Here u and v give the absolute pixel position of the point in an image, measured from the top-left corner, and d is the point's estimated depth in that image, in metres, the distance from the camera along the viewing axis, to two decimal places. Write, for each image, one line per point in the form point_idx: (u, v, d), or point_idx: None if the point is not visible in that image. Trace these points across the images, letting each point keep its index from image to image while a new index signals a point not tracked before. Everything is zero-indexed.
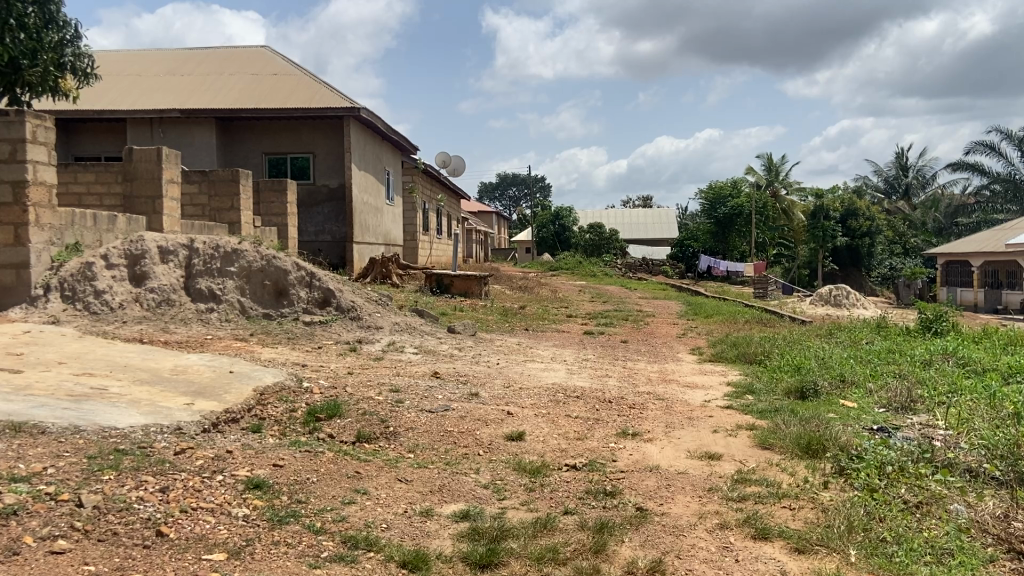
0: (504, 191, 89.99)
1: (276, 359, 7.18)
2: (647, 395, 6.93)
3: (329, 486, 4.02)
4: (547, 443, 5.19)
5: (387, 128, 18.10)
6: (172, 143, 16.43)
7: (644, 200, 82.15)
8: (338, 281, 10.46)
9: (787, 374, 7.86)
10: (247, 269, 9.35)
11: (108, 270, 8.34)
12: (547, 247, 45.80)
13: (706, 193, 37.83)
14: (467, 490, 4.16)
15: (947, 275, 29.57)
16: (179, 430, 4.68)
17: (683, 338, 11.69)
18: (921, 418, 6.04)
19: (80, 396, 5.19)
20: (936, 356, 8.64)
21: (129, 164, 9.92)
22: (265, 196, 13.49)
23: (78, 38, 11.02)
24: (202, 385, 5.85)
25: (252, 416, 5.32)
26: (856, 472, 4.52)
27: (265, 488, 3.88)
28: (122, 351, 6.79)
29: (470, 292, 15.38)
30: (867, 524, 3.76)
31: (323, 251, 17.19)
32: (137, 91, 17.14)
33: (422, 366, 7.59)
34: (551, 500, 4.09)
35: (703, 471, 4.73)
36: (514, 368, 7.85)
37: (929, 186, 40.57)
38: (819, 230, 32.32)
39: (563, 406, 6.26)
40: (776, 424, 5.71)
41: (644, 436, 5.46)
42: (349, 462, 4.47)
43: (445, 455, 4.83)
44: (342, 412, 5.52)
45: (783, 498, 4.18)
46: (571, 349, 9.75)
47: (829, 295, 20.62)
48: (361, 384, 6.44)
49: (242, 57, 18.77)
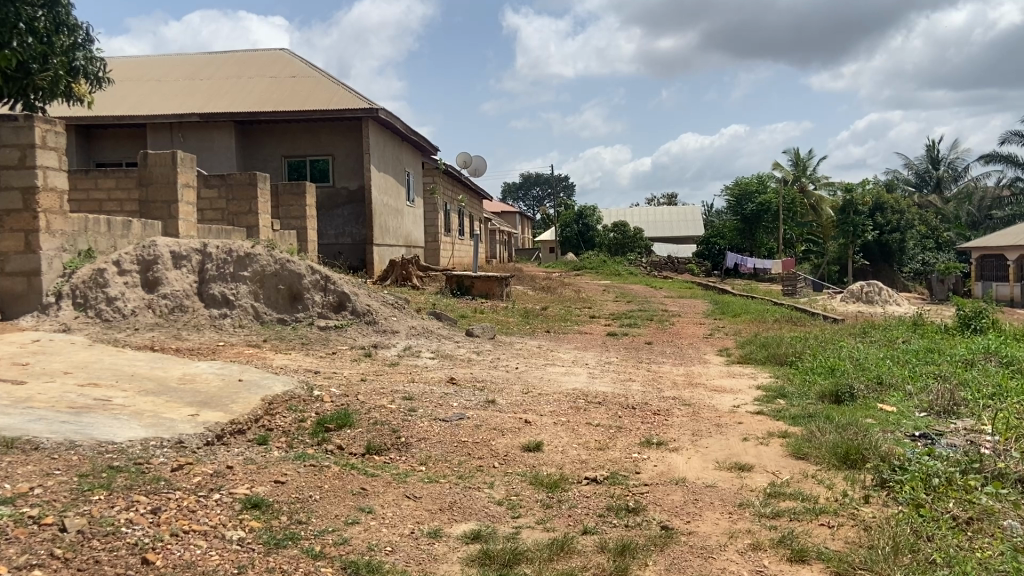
0: (527, 190, 89.69)
1: (289, 366, 6.98)
2: (673, 400, 6.62)
3: (331, 504, 3.78)
4: (566, 453, 4.92)
5: (405, 129, 17.88)
6: (191, 147, 16.37)
7: (668, 197, 81.55)
8: (353, 285, 10.24)
9: (821, 376, 7.50)
10: (260, 273, 9.15)
11: (121, 276, 8.18)
12: (571, 246, 45.48)
13: (732, 188, 37.40)
14: (479, 508, 3.89)
15: (981, 270, 28.51)
16: (180, 443, 4.46)
17: (711, 338, 11.32)
18: (965, 422, 5.72)
19: (81, 407, 5.00)
20: (977, 354, 8.26)
21: (144, 169, 9.77)
22: (284, 199, 13.32)
23: (90, 42, 10.95)
24: (208, 394, 5.64)
25: (259, 428, 5.11)
26: (899, 485, 4.19)
27: (263, 507, 3.64)
28: (131, 359, 6.62)
29: (491, 294, 15.13)
30: (915, 544, 3.44)
31: (343, 254, 17.06)
32: (156, 96, 17.09)
33: (438, 372, 7.32)
34: (569, 518, 3.82)
35: (733, 484, 4.42)
36: (534, 373, 7.57)
37: (961, 178, 39.75)
38: (850, 225, 31.43)
39: (584, 413, 5.99)
40: (811, 431, 5.38)
41: (669, 446, 5.16)
42: (355, 478, 4.22)
43: (459, 468, 4.58)
44: (353, 421, 5.30)
45: (821, 514, 3.88)
46: (594, 351, 9.46)
47: (861, 291, 20.10)
48: (374, 392, 6.20)
49: (261, 60, 18.67)
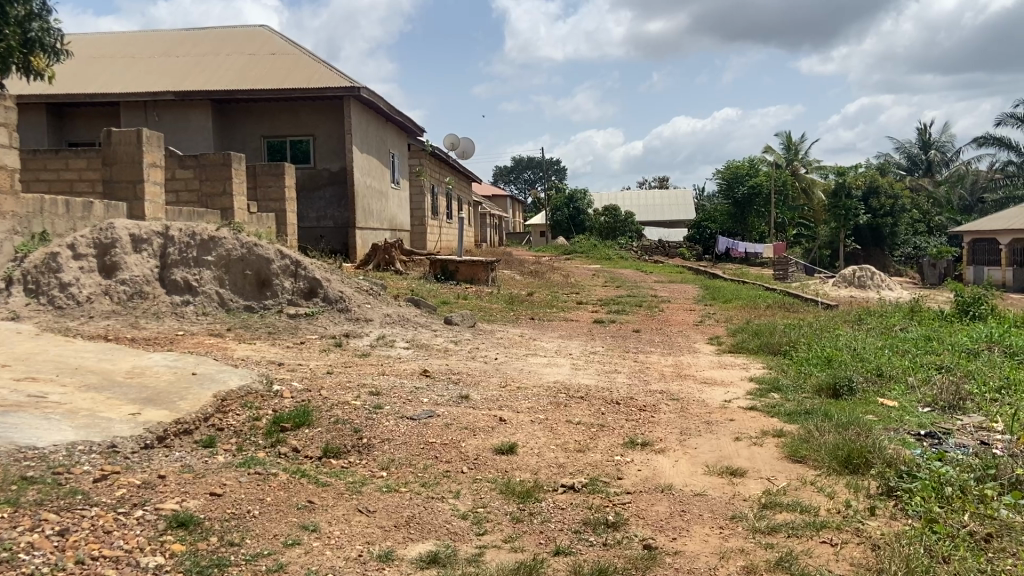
0: (518, 173, 88.98)
1: (250, 358, 6.50)
2: (660, 394, 6.19)
3: (271, 522, 3.34)
4: (542, 457, 4.49)
5: (389, 110, 17.33)
6: (166, 126, 15.75)
7: (659, 181, 81.21)
8: (326, 270, 9.76)
9: (818, 367, 7.12)
10: (226, 258, 8.63)
11: (75, 260, 7.69)
12: (562, 230, 44.97)
13: (723, 172, 36.94)
14: (440, 524, 3.47)
15: (972, 254, 28.31)
16: (112, 448, 3.98)
17: (701, 326, 10.89)
18: (974, 419, 5.33)
19: (9, 406, 4.47)
20: (979, 344, 7.88)
21: (107, 148, 9.24)
22: (261, 180, 12.77)
23: (47, 12, 10.40)
24: (156, 389, 5.16)
25: (208, 427, 4.65)
26: (907, 495, 3.79)
27: (191, 526, 3.20)
28: (78, 351, 6.12)
29: (477, 279, 14.69)
30: (929, 567, 3.02)
31: (325, 237, 16.56)
32: (129, 73, 16.47)
33: (412, 364, 6.89)
34: (541, 536, 3.40)
35: (725, 492, 4.02)
36: (514, 365, 7.13)
37: (952, 162, 39.54)
38: (842, 209, 30.97)
39: (564, 410, 5.56)
40: (808, 430, 4.98)
41: (655, 447, 4.74)
42: (303, 489, 3.77)
43: (423, 475, 4.15)
44: (312, 420, 4.85)
45: (822, 530, 3.48)
46: (580, 341, 9.02)
47: (853, 276, 19.76)
48: (339, 386, 5.75)
49: (239, 36, 18.06)
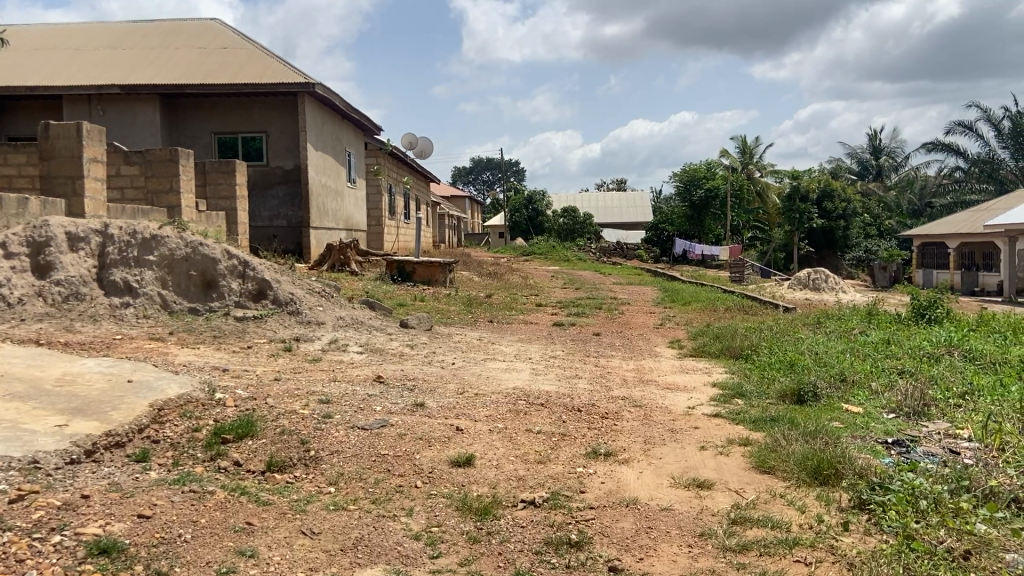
0: (477, 174, 88.73)
1: (194, 363, 6.16)
2: (622, 401, 6.00)
3: (205, 547, 3.06)
4: (501, 469, 4.26)
5: (346, 108, 16.97)
6: (112, 120, 15.17)
7: (618, 183, 81.61)
8: (277, 271, 9.39)
9: (781, 371, 7.00)
10: (169, 258, 8.23)
11: (6, 259, 7.24)
12: (521, 232, 44.79)
13: (680, 174, 37.16)
14: (391, 546, 3.22)
15: (922, 257, 28.79)
16: (34, 464, 3.65)
17: (662, 329, 10.75)
18: (939, 426, 5.25)
19: None
20: (939, 348, 7.84)
21: (44, 141, 8.76)
22: (212, 176, 12.31)
23: None
24: (88, 399, 4.80)
25: (142, 439, 4.32)
26: (880, 509, 3.64)
27: (115, 553, 2.91)
28: (5, 356, 5.70)
29: (434, 280, 14.43)
30: None
31: (278, 237, 16.08)
32: (73, 65, 15.83)
33: (365, 369, 6.61)
34: (499, 558, 3.17)
35: (692, 507, 3.83)
36: (471, 370, 6.89)
37: (900, 168, 40.33)
38: (795, 213, 31.64)
39: (524, 418, 5.33)
40: (774, 438, 4.83)
41: (619, 458, 4.55)
42: (242, 509, 3.48)
43: (374, 490, 3.90)
44: (257, 431, 4.55)
45: (795, 547, 3.31)
46: (538, 344, 8.82)
47: (808, 279, 19.90)
48: (287, 394, 5.45)
49: (190, 30, 17.52)
